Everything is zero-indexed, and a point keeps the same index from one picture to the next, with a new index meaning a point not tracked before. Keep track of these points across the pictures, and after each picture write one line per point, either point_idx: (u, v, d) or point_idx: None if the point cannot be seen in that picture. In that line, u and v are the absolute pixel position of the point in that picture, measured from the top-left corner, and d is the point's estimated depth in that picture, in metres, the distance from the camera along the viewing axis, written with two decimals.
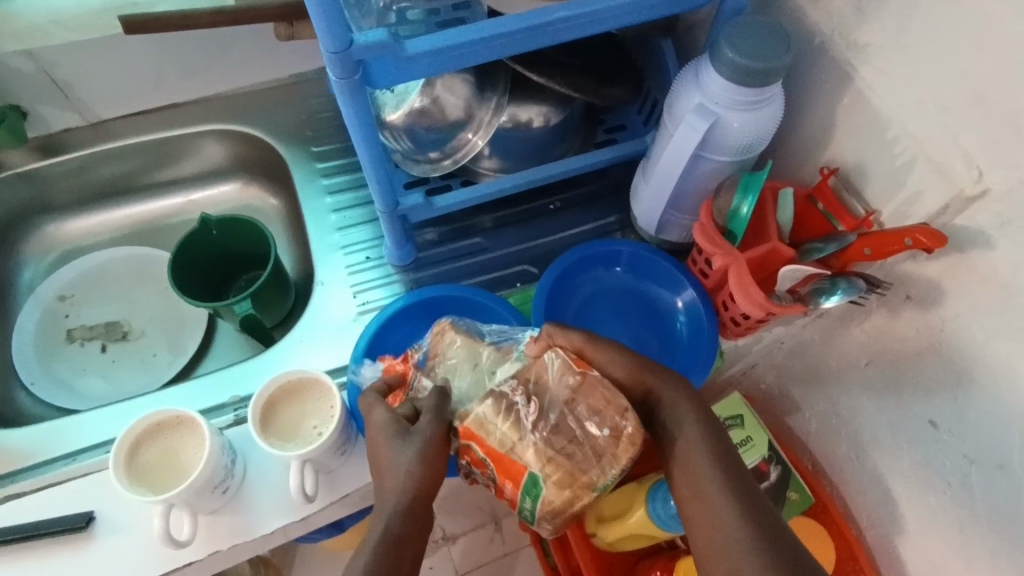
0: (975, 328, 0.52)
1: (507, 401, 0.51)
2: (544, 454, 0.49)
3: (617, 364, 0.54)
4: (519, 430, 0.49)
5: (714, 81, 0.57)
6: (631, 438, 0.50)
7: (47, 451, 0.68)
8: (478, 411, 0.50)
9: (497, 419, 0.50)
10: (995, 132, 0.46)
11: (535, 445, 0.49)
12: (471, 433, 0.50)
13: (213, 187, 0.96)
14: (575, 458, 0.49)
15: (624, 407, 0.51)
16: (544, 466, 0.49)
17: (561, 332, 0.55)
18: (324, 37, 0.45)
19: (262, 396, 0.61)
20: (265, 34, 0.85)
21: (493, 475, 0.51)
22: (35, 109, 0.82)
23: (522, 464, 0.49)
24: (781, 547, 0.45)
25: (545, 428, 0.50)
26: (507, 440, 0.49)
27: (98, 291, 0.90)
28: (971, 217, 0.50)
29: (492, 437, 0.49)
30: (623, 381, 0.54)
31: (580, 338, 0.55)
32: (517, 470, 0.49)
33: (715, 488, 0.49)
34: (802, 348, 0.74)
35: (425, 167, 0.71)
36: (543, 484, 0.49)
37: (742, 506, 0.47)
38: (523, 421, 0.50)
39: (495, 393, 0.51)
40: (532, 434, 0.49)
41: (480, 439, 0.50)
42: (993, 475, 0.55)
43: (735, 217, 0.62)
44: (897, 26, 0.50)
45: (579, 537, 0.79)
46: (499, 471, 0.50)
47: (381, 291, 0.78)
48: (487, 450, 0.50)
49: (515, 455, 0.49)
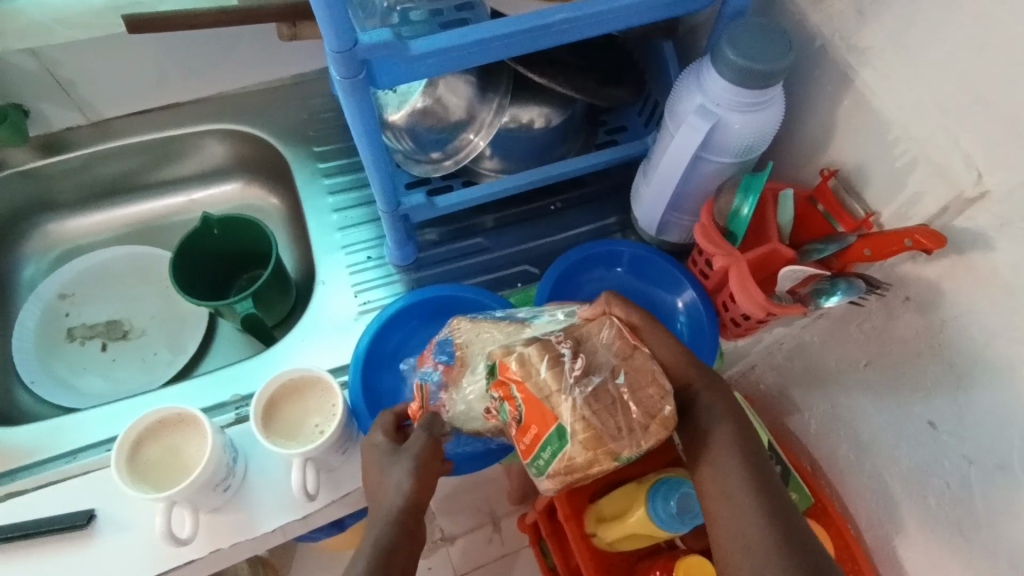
0: (974, 328, 0.53)
1: (553, 350, 0.51)
2: (581, 408, 0.48)
3: (666, 348, 0.56)
4: (560, 381, 0.49)
5: (715, 83, 0.57)
6: (664, 421, 0.50)
7: (47, 449, 0.68)
8: (524, 353, 0.51)
9: (542, 364, 0.50)
10: (995, 134, 0.46)
11: (572, 398, 0.49)
12: (511, 371, 0.50)
13: (214, 187, 0.96)
14: (607, 424, 0.49)
15: (665, 390, 0.51)
16: (575, 422, 0.48)
17: (620, 304, 0.58)
18: (328, 36, 0.45)
19: (263, 395, 0.61)
20: (266, 35, 0.85)
21: (519, 418, 0.51)
22: (36, 107, 0.82)
23: (555, 413, 0.48)
24: (803, 550, 0.46)
25: (587, 387, 0.49)
26: (544, 387, 0.49)
27: (99, 290, 0.90)
28: (971, 218, 0.50)
29: (532, 379, 0.49)
30: (667, 364, 0.56)
31: (636, 316, 0.57)
32: (547, 418, 0.49)
33: (743, 488, 0.50)
34: (802, 349, 0.74)
35: (426, 167, 0.72)
36: (569, 441, 0.48)
37: (768, 507, 0.48)
38: (566, 372, 0.50)
39: (544, 343, 0.52)
40: (572, 389, 0.49)
41: (519, 378, 0.50)
42: (993, 475, 0.55)
43: (736, 217, 0.62)
44: (897, 28, 0.51)
45: (579, 539, 0.77)
46: (528, 415, 0.50)
47: (382, 290, 0.78)
48: (524, 392, 0.49)
49: (549, 403, 0.49)
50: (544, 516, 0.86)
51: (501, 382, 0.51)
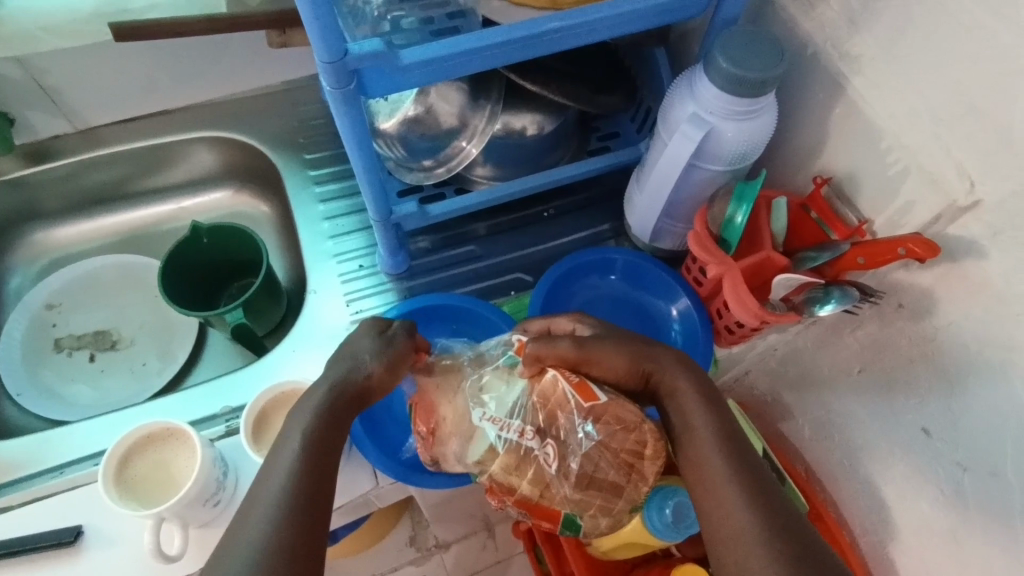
0: (966, 336, 0.53)
1: (523, 449, 0.56)
2: (575, 497, 0.56)
3: (613, 361, 0.56)
4: (545, 477, 0.56)
5: (709, 91, 0.57)
6: (653, 451, 0.58)
7: (33, 464, 0.67)
8: (497, 469, 0.56)
9: (521, 471, 0.56)
10: (987, 143, 0.46)
11: (562, 489, 0.56)
12: (499, 488, 0.57)
13: (203, 195, 0.95)
14: (604, 489, 0.57)
15: (638, 420, 0.57)
16: (576, 505, 0.57)
17: (550, 348, 0.56)
18: (318, 47, 0.45)
19: (253, 408, 0.61)
20: (256, 42, 0.84)
21: (528, 514, 0.59)
22: (22, 115, 0.81)
23: (554, 507, 0.57)
24: (787, 531, 0.44)
25: (569, 472, 0.56)
26: (535, 490, 0.56)
27: (87, 300, 0.89)
28: (964, 226, 0.50)
29: (521, 487, 0.56)
30: (623, 374, 0.57)
31: (568, 347, 0.56)
32: (554, 511, 0.57)
33: (722, 472, 0.49)
34: (794, 355, 0.74)
35: (418, 175, 0.71)
36: (580, 520, 0.58)
37: (749, 491, 0.47)
38: (545, 468, 0.56)
39: (509, 445, 0.56)
40: (558, 483, 0.56)
41: (508, 490, 0.57)
42: (986, 482, 0.55)
43: (729, 225, 0.62)
44: (889, 38, 0.51)
45: (574, 547, 0.79)
46: (537, 513, 0.58)
47: (374, 299, 0.77)
48: (519, 500, 0.57)
49: (547, 498, 0.57)
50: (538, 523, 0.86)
51: (494, 495, 0.58)
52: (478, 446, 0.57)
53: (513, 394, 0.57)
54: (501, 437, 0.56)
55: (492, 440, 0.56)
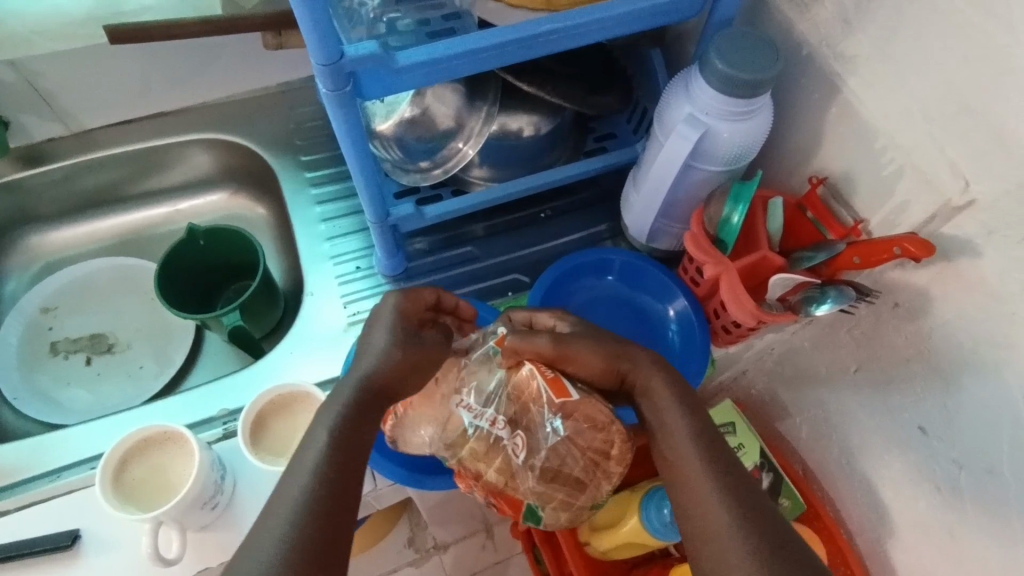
0: (962, 335, 0.53)
1: (491, 438, 0.58)
2: (538, 490, 0.58)
3: (589, 358, 0.56)
4: (510, 467, 0.58)
5: (704, 92, 0.57)
6: (619, 453, 0.59)
7: (29, 469, 0.66)
8: (466, 454, 0.59)
9: (487, 458, 0.59)
10: (981, 143, 0.47)
11: (527, 481, 0.58)
12: (467, 471, 0.60)
13: (200, 197, 0.95)
14: (568, 483, 0.59)
15: (609, 420, 0.57)
16: (540, 497, 0.59)
17: (527, 343, 0.57)
18: (314, 50, 0.45)
19: (251, 410, 0.61)
20: (253, 43, 0.84)
21: (495, 497, 0.62)
22: (17, 118, 0.81)
23: (519, 495, 0.59)
24: (764, 527, 0.43)
25: (535, 465, 0.58)
26: (500, 478, 0.59)
27: (83, 303, 0.88)
28: (958, 226, 0.50)
29: (486, 473, 0.59)
30: (598, 372, 0.56)
31: (545, 344, 0.56)
32: (518, 499, 0.60)
33: (699, 467, 0.48)
34: (791, 354, 0.74)
35: (414, 176, 0.71)
36: (541, 509, 0.60)
37: (725, 486, 0.46)
38: (512, 458, 0.58)
39: (479, 432, 0.59)
40: (523, 473, 0.58)
41: (475, 475, 0.60)
42: (982, 480, 0.55)
43: (725, 225, 0.62)
44: (883, 38, 0.51)
45: (573, 547, 0.79)
46: (502, 498, 0.61)
47: (371, 300, 0.77)
48: (485, 485, 0.60)
49: (511, 487, 0.59)
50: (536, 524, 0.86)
51: (463, 476, 0.61)
52: (450, 428, 0.59)
53: (491, 382, 0.59)
54: (473, 424, 0.59)
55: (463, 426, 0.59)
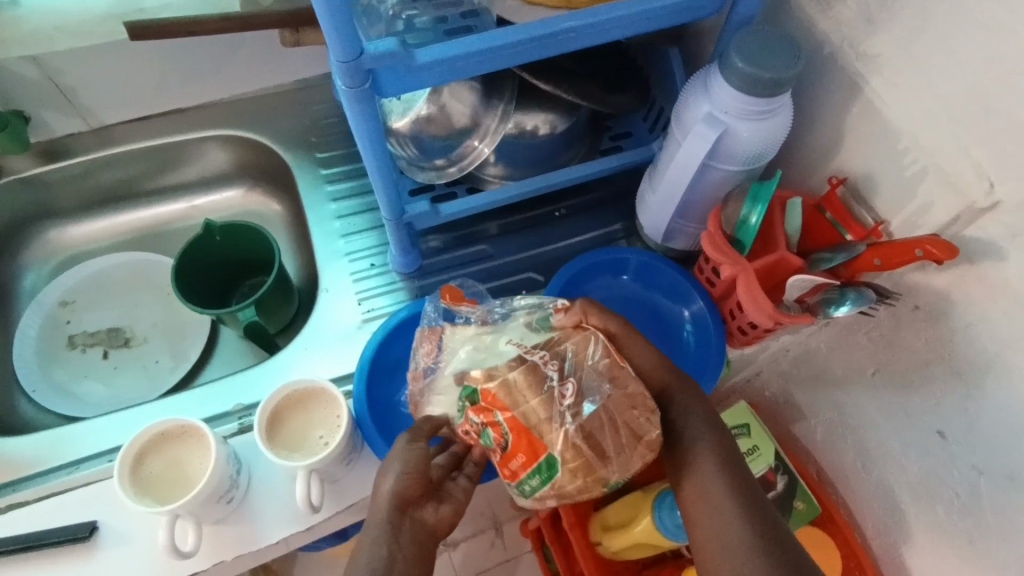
0: (984, 338, 0.52)
1: (540, 373, 0.53)
2: (572, 438, 0.50)
3: (646, 357, 0.57)
4: (550, 407, 0.51)
5: (723, 90, 0.57)
6: (650, 443, 0.52)
7: (46, 461, 0.67)
8: (510, 379, 0.52)
9: (527, 391, 0.52)
10: (1007, 143, 0.46)
11: (563, 428, 0.50)
12: (498, 398, 0.52)
13: (215, 194, 0.95)
14: (595, 450, 0.51)
15: (652, 408, 0.53)
16: (566, 450, 0.50)
17: (597, 314, 0.58)
18: (334, 47, 0.45)
19: (267, 406, 0.61)
20: (269, 41, 0.84)
21: (505, 445, 0.52)
22: (37, 114, 0.82)
23: (545, 441, 0.51)
24: (783, 555, 0.46)
25: (576, 415, 0.51)
26: (534, 416, 0.51)
27: (100, 297, 0.89)
28: (982, 228, 0.50)
29: (520, 407, 0.51)
30: (645, 371, 0.57)
31: (615, 323, 0.58)
32: (538, 446, 0.50)
33: (721, 491, 0.50)
34: (807, 356, 0.74)
35: (430, 174, 0.71)
36: (558, 468, 0.50)
37: (748, 511, 0.49)
38: (556, 399, 0.52)
39: (528, 364, 0.53)
40: (561, 418, 0.51)
41: (507, 405, 0.51)
42: (1002, 485, 0.54)
43: (743, 226, 0.62)
44: (908, 37, 0.50)
45: (585, 548, 0.78)
46: (517, 443, 0.51)
47: (385, 298, 0.77)
48: (511, 420, 0.51)
49: (538, 430, 0.51)
50: (546, 523, 0.86)
51: (484, 408, 0.52)
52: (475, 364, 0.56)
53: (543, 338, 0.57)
54: (523, 356, 0.54)
55: (512, 355, 0.54)
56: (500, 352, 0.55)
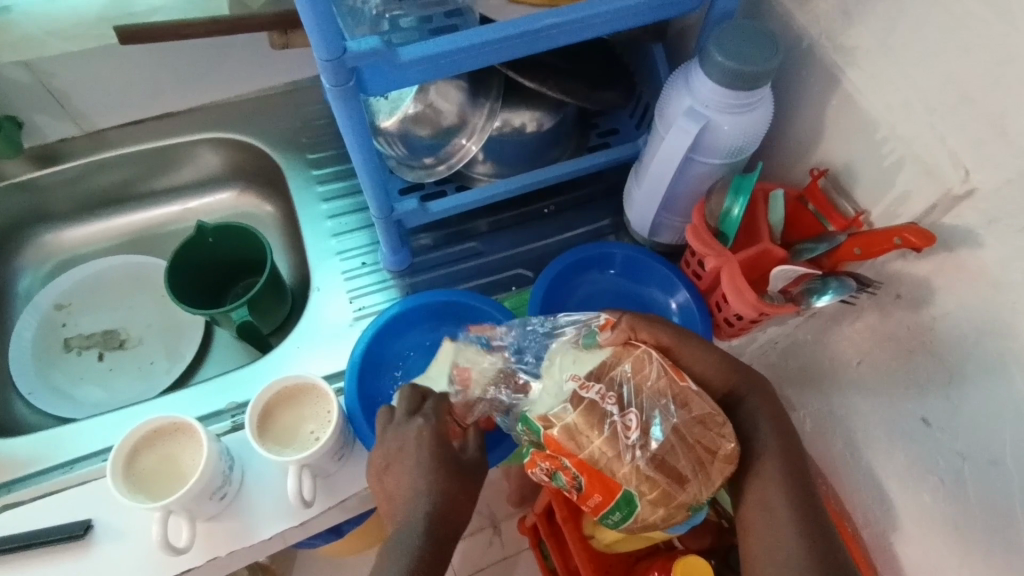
0: (964, 325, 0.53)
1: (599, 411, 0.52)
2: (643, 472, 0.50)
3: (704, 361, 0.58)
4: (616, 445, 0.51)
5: (705, 84, 0.58)
6: (727, 456, 0.53)
7: (42, 460, 0.68)
8: (570, 423, 0.51)
9: (591, 433, 0.51)
10: (980, 132, 0.47)
11: (633, 462, 0.51)
12: (563, 446, 0.51)
13: (209, 196, 0.96)
14: (671, 476, 0.51)
15: (721, 422, 0.54)
16: (640, 485, 0.51)
17: (645, 327, 0.57)
18: (317, 46, 0.46)
19: (258, 403, 0.62)
20: (259, 43, 0.85)
21: (580, 485, 0.53)
22: (31, 119, 0.83)
23: (617, 481, 0.51)
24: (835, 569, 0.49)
25: (645, 449, 0.51)
26: (602, 455, 0.51)
27: (95, 300, 0.90)
28: (959, 216, 0.51)
29: (587, 452, 0.51)
30: (710, 376, 0.58)
31: (664, 334, 0.57)
32: (614, 485, 0.51)
33: (780, 501, 0.53)
34: (795, 347, 0.74)
35: (419, 173, 0.73)
36: (638, 502, 0.51)
37: (806, 528, 0.51)
38: (620, 435, 0.51)
39: (585, 404, 0.52)
40: (631, 453, 0.51)
41: (573, 452, 0.51)
42: (986, 471, 0.55)
43: (726, 218, 0.63)
44: (884, 30, 0.51)
45: (578, 540, 0.81)
46: (592, 484, 0.52)
47: (378, 295, 0.78)
48: (580, 464, 0.51)
49: (610, 471, 0.51)
50: (543, 519, 0.88)
51: (551, 455, 0.53)
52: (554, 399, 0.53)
53: (592, 361, 0.55)
54: (581, 396, 0.52)
55: (569, 395, 0.52)
56: (550, 390, 0.54)
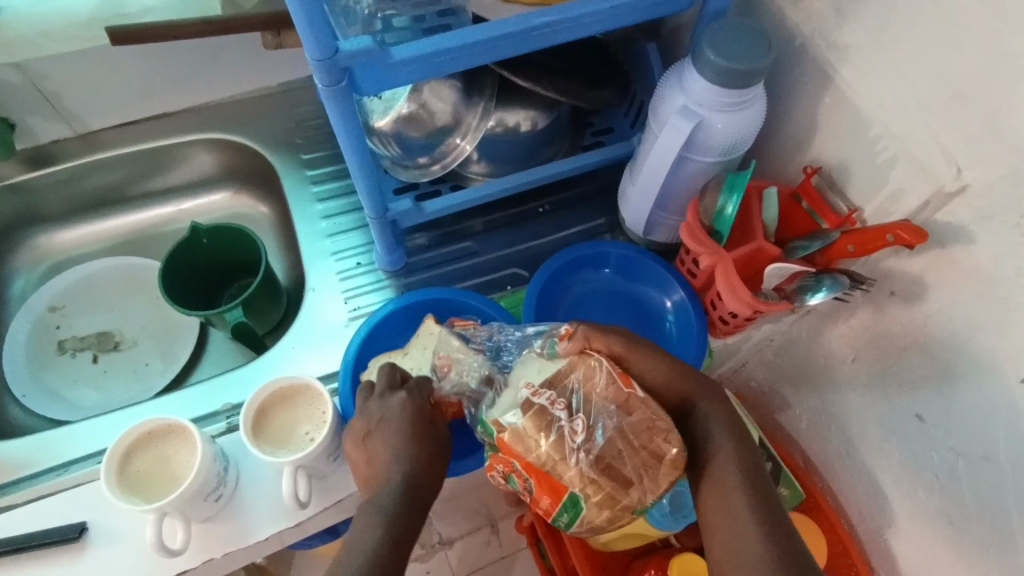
0: (957, 322, 0.53)
1: (547, 416, 0.52)
2: (587, 474, 0.51)
3: (655, 369, 0.57)
4: (562, 449, 0.51)
5: (699, 83, 0.58)
6: (674, 462, 0.51)
7: (37, 463, 0.68)
8: (518, 427, 0.52)
9: (537, 436, 0.52)
10: (973, 129, 0.47)
11: (577, 465, 0.51)
12: (511, 448, 0.52)
13: (203, 197, 0.96)
14: (616, 479, 0.51)
15: (667, 428, 0.52)
16: (585, 487, 0.51)
17: (600, 336, 0.56)
18: (309, 45, 0.45)
19: (251, 405, 0.61)
20: (253, 43, 0.85)
21: (530, 487, 0.54)
22: (23, 121, 0.82)
23: (563, 483, 0.52)
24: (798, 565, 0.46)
25: (589, 452, 0.51)
26: (548, 459, 0.51)
27: (89, 302, 0.90)
28: (952, 213, 0.51)
29: (532, 455, 0.52)
30: (660, 386, 0.57)
31: (618, 343, 0.56)
32: (560, 487, 0.52)
33: (739, 502, 0.51)
34: (790, 345, 0.74)
35: (414, 173, 0.72)
36: (583, 505, 0.52)
37: (767, 526, 0.49)
38: (566, 439, 0.51)
39: (535, 408, 0.52)
40: (575, 456, 0.51)
41: (519, 454, 0.52)
42: (980, 467, 0.55)
43: (720, 216, 0.63)
44: (876, 27, 0.51)
45: (575, 540, 0.81)
46: (540, 486, 0.53)
47: (373, 295, 0.78)
48: (526, 465, 0.52)
49: (556, 473, 0.51)
50: (540, 518, 0.88)
51: (503, 458, 0.54)
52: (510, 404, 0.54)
53: (549, 368, 0.55)
54: (530, 402, 0.53)
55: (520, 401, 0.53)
56: (508, 395, 0.55)
